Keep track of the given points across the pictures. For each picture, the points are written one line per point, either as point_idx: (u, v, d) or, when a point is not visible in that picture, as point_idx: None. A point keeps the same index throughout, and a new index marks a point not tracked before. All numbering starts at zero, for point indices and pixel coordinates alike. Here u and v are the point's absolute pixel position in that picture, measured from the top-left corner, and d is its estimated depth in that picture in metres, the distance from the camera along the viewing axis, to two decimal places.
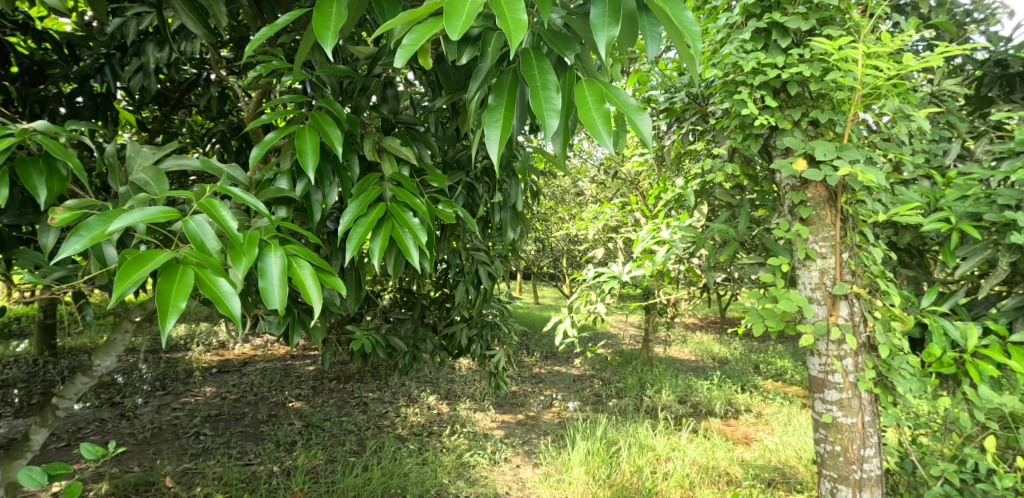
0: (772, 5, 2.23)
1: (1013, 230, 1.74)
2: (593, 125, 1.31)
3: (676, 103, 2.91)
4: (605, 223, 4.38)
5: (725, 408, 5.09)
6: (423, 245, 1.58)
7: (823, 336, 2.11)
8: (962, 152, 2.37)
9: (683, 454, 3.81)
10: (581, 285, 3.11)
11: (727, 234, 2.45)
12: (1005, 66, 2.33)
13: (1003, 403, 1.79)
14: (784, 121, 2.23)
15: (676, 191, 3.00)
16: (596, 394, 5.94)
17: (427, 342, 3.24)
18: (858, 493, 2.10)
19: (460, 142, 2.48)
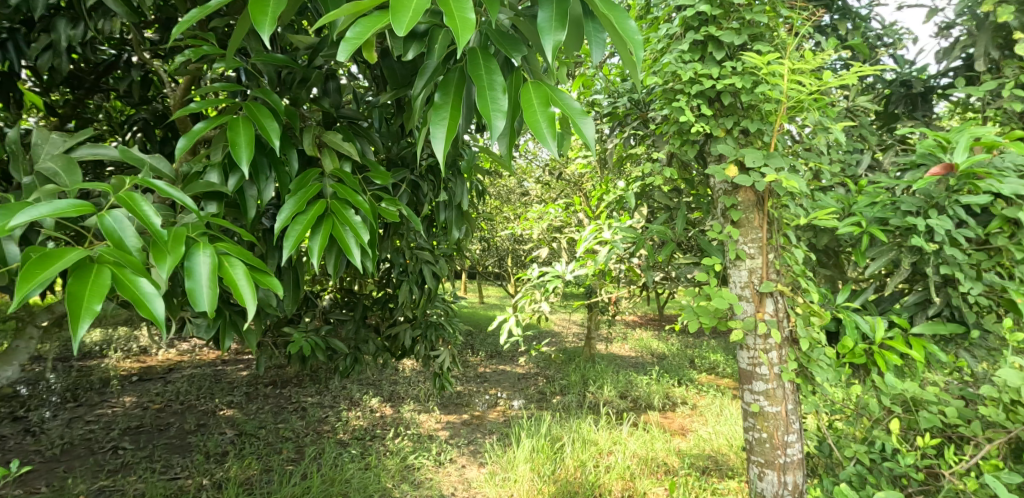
0: (709, 19, 2.37)
1: (915, 234, 1.92)
2: (538, 126, 1.37)
3: (619, 108, 3.04)
4: (549, 223, 4.50)
5: (663, 402, 5.33)
6: (365, 244, 1.59)
7: (751, 331, 2.28)
8: (872, 163, 2.61)
9: (623, 447, 3.98)
10: (526, 285, 3.21)
11: (665, 236, 2.59)
12: (909, 86, 2.60)
13: (904, 390, 1.97)
14: (718, 129, 2.39)
15: (618, 193, 3.13)
16: (540, 392, 6.07)
17: (369, 343, 3.24)
18: (783, 475, 2.27)
19: (404, 139, 2.50)
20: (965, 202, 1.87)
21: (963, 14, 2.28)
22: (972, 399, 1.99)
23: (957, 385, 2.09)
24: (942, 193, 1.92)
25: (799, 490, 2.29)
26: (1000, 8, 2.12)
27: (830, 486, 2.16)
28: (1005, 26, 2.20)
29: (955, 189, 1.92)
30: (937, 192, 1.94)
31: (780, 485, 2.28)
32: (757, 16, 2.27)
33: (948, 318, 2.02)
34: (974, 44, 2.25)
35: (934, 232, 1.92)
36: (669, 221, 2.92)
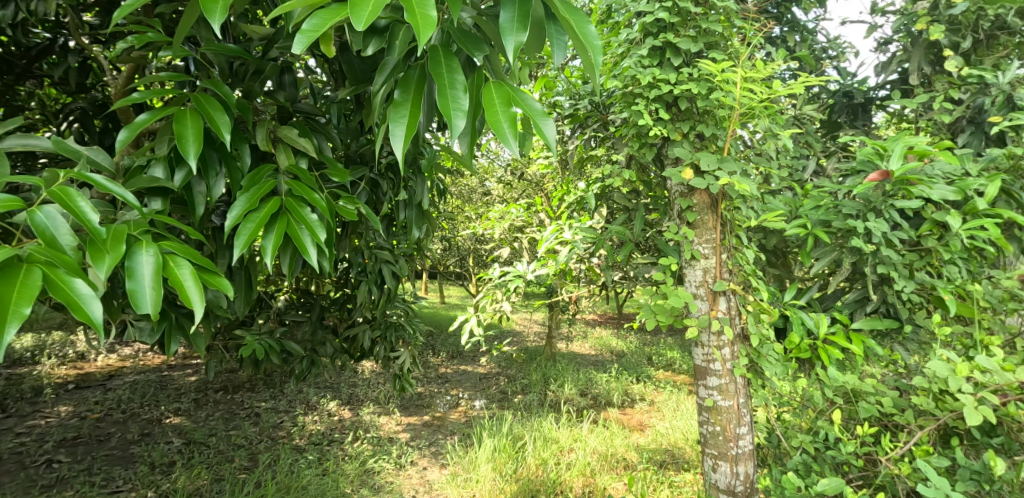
0: (667, 26, 2.47)
1: (855, 237, 2.04)
2: (499, 127, 1.41)
3: (580, 110, 3.11)
4: (511, 223, 4.55)
5: (622, 399, 5.46)
6: (321, 243, 1.59)
7: (706, 329, 2.39)
8: (817, 168, 2.76)
9: (584, 444, 4.06)
10: (487, 285, 3.24)
11: (624, 236, 2.68)
12: (851, 97, 2.77)
13: (845, 382, 2.08)
14: (675, 133, 2.49)
15: (578, 194, 3.20)
16: (502, 391, 6.12)
17: (326, 345, 3.21)
18: (735, 466, 2.38)
19: (364, 136, 2.48)
20: (900, 206, 1.99)
21: (899, 31, 2.44)
22: (906, 389, 2.11)
23: (893, 377, 2.21)
24: (879, 198, 2.04)
25: (750, 480, 2.41)
26: (932, 26, 2.27)
27: (779, 476, 2.25)
28: (936, 43, 2.36)
29: (891, 194, 2.04)
30: (875, 197, 2.05)
31: (733, 476, 2.38)
32: (712, 25, 2.38)
33: (883, 314, 2.16)
34: (908, 59, 2.40)
35: (872, 234, 2.04)
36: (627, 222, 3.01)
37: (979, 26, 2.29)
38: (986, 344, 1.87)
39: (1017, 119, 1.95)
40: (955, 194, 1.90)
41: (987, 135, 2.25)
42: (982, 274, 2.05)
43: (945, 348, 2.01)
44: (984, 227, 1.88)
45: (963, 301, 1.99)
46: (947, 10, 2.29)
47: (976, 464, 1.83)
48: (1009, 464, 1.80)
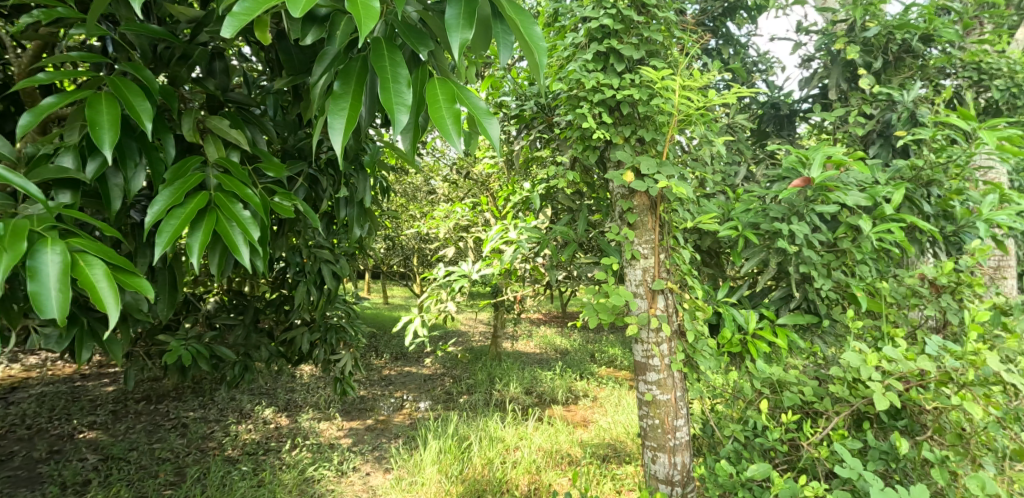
0: (611, 33, 2.55)
1: (780, 238, 2.19)
2: (443, 123, 1.43)
3: (526, 111, 3.09)
4: (455, 223, 4.57)
5: (567, 396, 5.58)
6: (255, 241, 1.52)
7: (646, 326, 2.49)
8: (747, 174, 2.93)
9: (529, 442, 4.14)
10: (431, 285, 3.26)
11: (567, 236, 2.78)
12: (778, 108, 2.97)
13: (771, 374, 2.22)
14: (617, 136, 2.59)
15: (524, 194, 3.26)
16: (447, 392, 6.13)
17: (260, 349, 3.15)
18: (673, 457, 2.51)
19: (302, 130, 2.41)
20: (819, 210, 2.16)
21: (821, 50, 2.64)
22: (825, 379, 2.28)
23: (813, 367, 2.37)
24: (802, 203, 2.19)
25: (687, 469, 2.54)
26: (849, 46, 2.47)
27: (713, 464, 2.37)
28: (852, 62, 2.56)
29: (812, 199, 2.20)
30: (798, 202, 2.20)
31: (671, 466, 2.51)
32: (654, 34, 2.49)
33: (804, 310, 2.32)
34: (828, 76, 2.61)
35: (795, 235, 2.19)
36: (571, 223, 3.09)
37: (888, 48, 2.51)
38: (892, 336, 2.05)
39: (919, 134, 2.15)
40: (866, 201, 2.08)
41: (893, 147, 2.46)
42: (889, 272, 2.24)
43: (857, 340, 2.18)
44: (890, 230, 2.07)
45: (873, 298, 2.18)
46: (861, 32, 2.49)
47: (884, 444, 2.01)
48: (912, 444, 1.99)
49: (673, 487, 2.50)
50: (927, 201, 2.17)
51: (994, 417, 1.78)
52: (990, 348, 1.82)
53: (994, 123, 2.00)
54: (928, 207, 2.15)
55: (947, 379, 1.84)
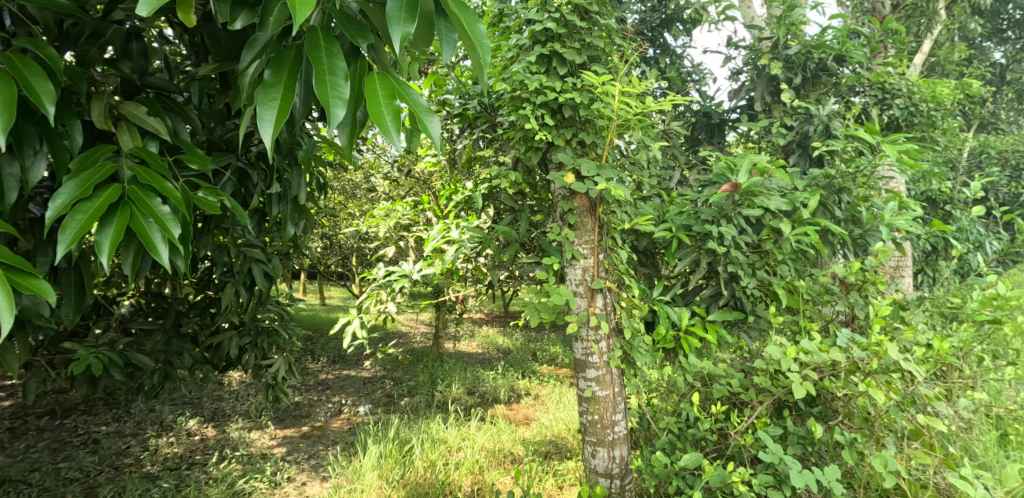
0: (554, 36, 2.61)
1: (710, 239, 2.32)
2: (382, 119, 1.43)
3: (469, 110, 3.20)
4: (396, 222, 4.49)
5: (509, 394, 5.64)
6: (174, 239, 1.43)
7: (585, 324, 2.60)
8: (681, 179, 3.07)
9: (472, 442, 4.16)
10: (371, 285, 3.25)
11: (509, 236, 2.85)
12: (709, 117, 3.15)
13: (703, 367, 2.35)
14: (559, 138, 2.65)
15: (466, 194, 3.29)
16: (387, 395, 6.08)
17: (184, 355, 2.98)
18: (611, 450, 2.62)
19: (231, 121, 2.27)
20: (746, 213, 2.30)
21: (748, 65, 2.82)
22: (750, 371, 2.43)
23: (740, 360, 2.53)
24: (731, 207, 2.33)
25: (625, 462, 2.65)
26: (772, 62, 2.66)
27: (649, 456, 2.48)
28: (775, 76, 2.75)
29: (739, 203, 2.34)
30: (727, 206, 2.34)
31: (610, 459, 2.61)
32: (595, 40, 2.59)
33: (732, 307, 2.47)
34: (754, 89, 2.79)
35: (724, 237, 2.33)
36: (513, 223, 3.14)
37: (807, 66, 2.72)
38: (808, 330, 2.23)
39: (833, 146, 2.35)
40: (787, 206, 2.24)
41: (810, 157, 2.68)
42: (806, 271, 2.43)
43: (778, 334, 2.35)
44: (807, 233, 2.24)
45: (792, 295, 2.35)
46: (783, 50, 2.69)
47: (802, 430, 2.18)
48: (825, 428, 2.16)
49: (613, 480, 2.61)
50: (838, 206, 2.36)
51: (894, 401, 1.97)
52: (891, 340, 2.02)
53: (895, 138, 2.21)
54: (839, 212, 2.35)
55: (855, 368, 2.02)
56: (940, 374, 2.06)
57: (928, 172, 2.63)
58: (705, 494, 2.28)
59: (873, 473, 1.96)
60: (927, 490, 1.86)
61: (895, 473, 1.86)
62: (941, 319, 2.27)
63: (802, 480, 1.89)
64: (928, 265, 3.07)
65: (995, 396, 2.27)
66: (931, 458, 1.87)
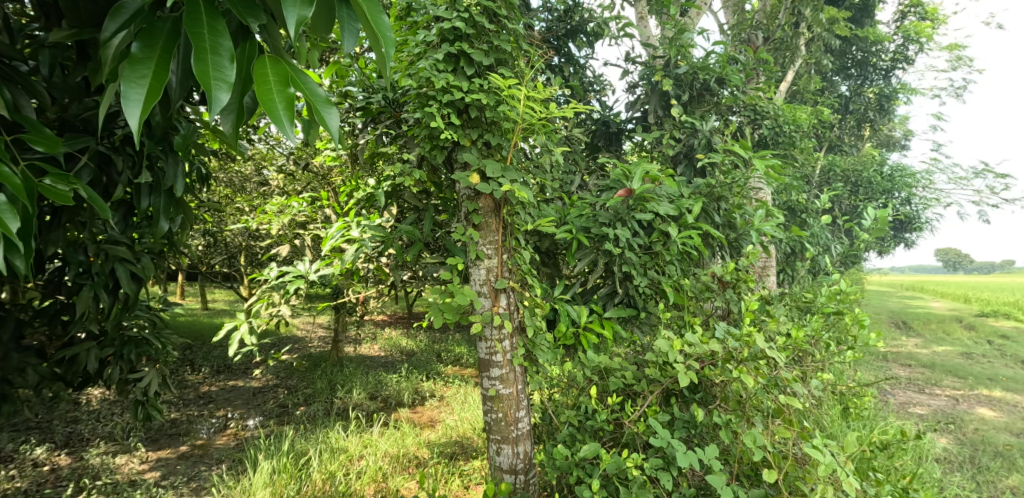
0: (463, 36, 2.55)
1: (606, 240, 2.48)
2: (274, 108, 1.37)
3: (372, 104, 2.85)
4: (292, 217, 3.63)
5: (412, 397, 5.55)
6: (9, 236, 1.32)
7: (489, 324, 2.59)
8: (581, 184, 3.16)
9: (374, 448, 3.57)
10: (261, 287, 2.94)
11: (413, 236, 2.70)
12: (607, 126, 3.37)
13: (599, 362, 2.52)
14: (464, 139, 2.58)
15: (368, 191, 3.04)
16: (280, 406, 5.65)
17: (28, 373, 2.30)
18: (515, 446, 2.62)
19: (89, 98, 1.97)
20: (638, 217, 2.49)
21: (643, 79, 3.04)
22: (642, 363, 2.63)
23: (634, 353, 2.70)
24: (625, 211, 2.51)
25: (529, 457, 2.66)
26: (664, 79, 2.89)
27: (551, 449, 2.56)
28: (666, 93, 2.99)
29: (633, 208, 2.53)
30: (621, 210, 2.52)
31: (514, 456, 2.61)
32: (502, 43, 2.55)
33: (626, 304, 2.65)
34: (648, 102, 3.01)
35: (618, 238, 2.51)
36: (416, 223, 2.98)
37: (694, 85, 2.99)
38: (692, 324, 2.47)
39: (712, 157, 2.64)
40: (674, 211, 2.46)
41: (695, 168, 2.97)
42: (690, 271, 2.68)
43: (666, 328, 2.56)
44: (691, 236, 2.49)
45: (678, 292, 2.58)
46: (674, 69, 2.93)
47: (686, 415, 2.41)
48: (706, 412, 2.41)
49: (517, 475, 2.61)
50: (717, 212, 2.63)
51: (761, 384, 2.26)
52: (759, 330, 2.32)
53: (764, 153, 2.52)
54: (718, 217, 2.61)
55: (730, 357, 2.30)
56: (797, 358, 2.37)
57: (788, 184, 3.01)
58: (602, 481, 2.42)
59: (744, 449, 2.22)
60: (787, 460, 2.15)
61: (762, 447, 2.14)
62: (798, 311, 2.61)
63: (686, 460, 2.12)
64: (790, 264, 3.44)
65: (839, 376, 2.65)
66: (790, 432, 2.17)
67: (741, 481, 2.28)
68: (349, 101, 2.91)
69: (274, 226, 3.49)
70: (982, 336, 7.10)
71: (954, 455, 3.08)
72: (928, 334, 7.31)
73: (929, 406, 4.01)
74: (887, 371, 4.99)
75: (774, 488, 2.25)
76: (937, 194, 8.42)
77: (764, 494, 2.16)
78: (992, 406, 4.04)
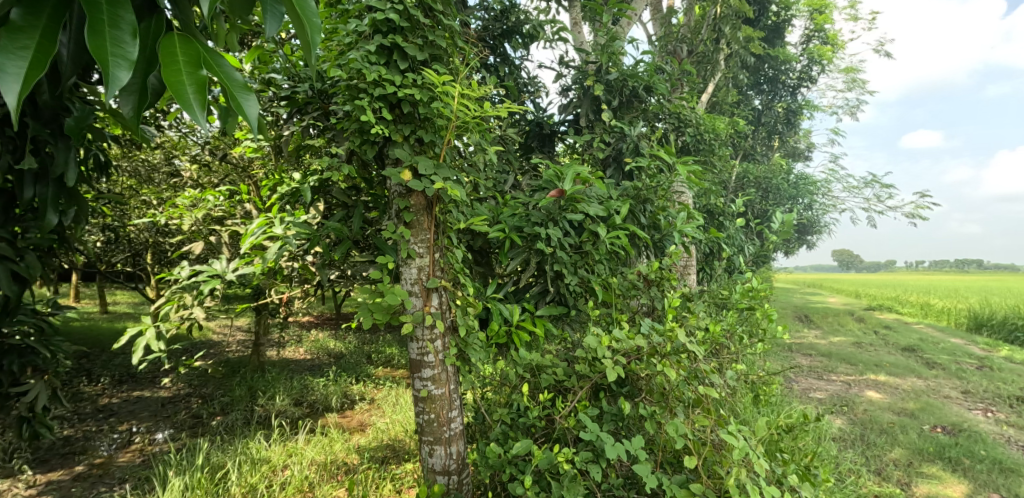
0: (396, 29, 2.46)
1: (539, 239, 2.53)
2: (184, 94, 1.42)
3: (298, 93, 2.60)
4: (206, 212, 3.36)
5: (344, 403, 4.46)
6: None
7: (420, 324, 2.51)
8: (515, 183, 3.14)
9: (300, 456, 2.98)
10: (170, 286, 2.50)
11: (341, 233, 2.49)
12: (540, 127, 3.36)
13: (532, 359, 2.54)
14: (396, 134, 2.48)
15: (293, 185, 2.79)
16: (193, 413, 4.66)
17: None
18: (449, 447, 2.55)
19: None
20: (569, 217, 2.57)
21: (576, 83, 3.12)
22: (572, 360, 2.68)
23: (564, 350, 2.76)
24: (557, 211, 2.57)
25: (462, 457, 2.61)
26: (596, 84, 3.00)
27: (484, 448, 2.55)
28: (597, 97, 3.09)
29: (564, 208, 2.59)
30: (553, 210, 2.58)
31: (447, 457, 2.54)
32: (438, 39, 2.47)
33: (557, 302, 2.71)
34: (580, 106, 3.09)
35: (550, 238, 2.56)
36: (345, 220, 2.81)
37: (623, 91, 3.11)
38: (619, 320, 2.58)
39: (640, 162, 2.77)
40: (603, 211, 2.56)
41: (623, 172, 3.10)
42: (618, 269, 2.80)
43: (595, 325, 2.65)
44: (618, 236, 2.60)
45: (606, 290, 2.68)
46: (605, 75, 3.04)
47: (614, 408, 2.53)
48: (632, 405, 2.53)
49: (450, 477, 2.54)
50: (643, 214, 2.76)
51: (682, 376, 2.41)
52: (680, 325, 2.47)
53: (686, 159, 2.69)
54: (644, 219, 2.74)
55: (654, 351, 2.43)
56: (714, 351, 2.54)
57: (707, 189, 3.20)
58: (534, 477, 2.46)
59: (668, 438, 2.36)
60: (705, 446, 2.30)
61: (684, 436, 2.28)
62: (715, 306, 2.80)
63: (615, 452, 2.22)
64: (710, 263, 3.61)
65: (751, 366, 2.86)
66: (709, 420, 2.33)
67: (664, 468, 2.42)
68: (274, 89, 2.65)
69: (186, 221, 3.24)
70: (870, 327, 7.86)
71: (847, 434, 3.41)
72: (826, 325, 7.99)
73: (826, 391, 4.40)
74: (791, 360, 5.41)
75: (694, 473, 2.39)
76: (833, 201, 9.18)
77: (685, 479, 2.30)
78: (878, 389, 4.49)
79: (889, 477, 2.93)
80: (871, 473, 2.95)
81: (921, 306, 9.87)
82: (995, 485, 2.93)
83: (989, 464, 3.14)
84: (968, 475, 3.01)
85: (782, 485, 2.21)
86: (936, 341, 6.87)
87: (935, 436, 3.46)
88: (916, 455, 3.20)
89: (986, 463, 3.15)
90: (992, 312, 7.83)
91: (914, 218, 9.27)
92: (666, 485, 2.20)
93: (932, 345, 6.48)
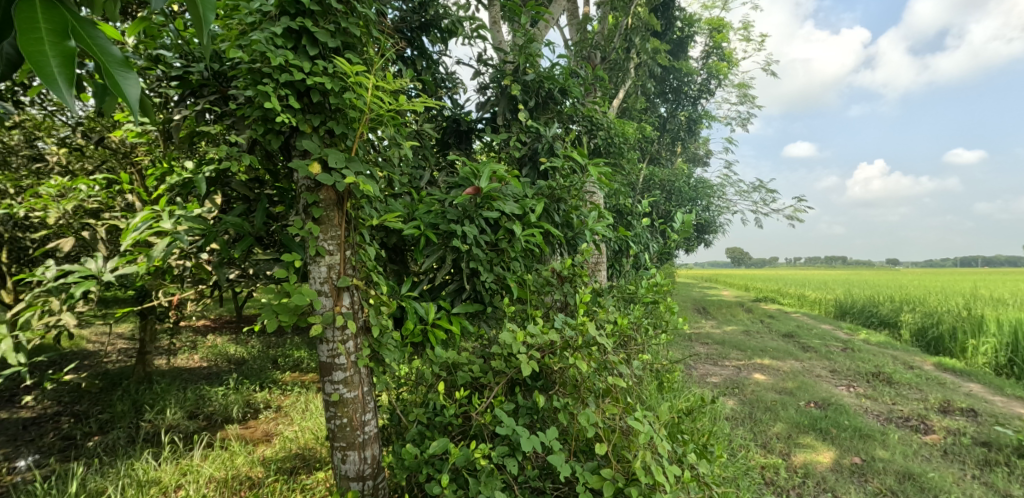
0: (306, 13, 2.31)
1: (455, 237, 2.52)
2: (47, 68, 1.33)
3: (192, 74, 2.37)
4: (77, 203, 2.95)
5: (243, 411, 3.86)
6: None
7: (330, 325, 2.37)
8: (431, 179, 3.08)
9: (197, 474, 2.71)
10: (33, 290, 2.18)
11: (241, 229, 2.29)
12: (457, 123, 3.33)
13: (448, 357, 2.52)
14: (304, 124, 2.30)
15: (185, 175, 2.55)
16: (67, 437, 3.60)
17: None
18: (362, 452, 2.45)
19: None
20: (485, 215, 2.57)
21: (493, 82, 3.16)
22: (488, 357, 2.69)
23: (480, 347, 2.76)
24: (473, 208, 2.57)
25: (377, 460, 2.52)
26: (513, 84, 3.06)
27: (399, 449, 2.51)
28: (514, 97, 3.16)
29: (480, 205, 2.59)
30: (470, 208, 2.57)
31: (361, 462, 2.45)
32: (351, 26, 2.34)
33: (473, 299, 2.72)
34: (497, 104, 3.14)
35: (466, 236, 2.56)
36: (246, 215, 2.61)
37: (539, 92, 3.20)
38: (534, 316, 2.65)
39: (553, 162, 2.85)
40: (519, 209, 2.59)
41: (538, 171, 3.17)
42: (533, 267, 2.87)
43: (510, 321, 2.69)
44: (533, 233, 2.67)
45: (521, 287, 2.76)
46: (522, 75, 3.12)
47: (529, 402, 2.60)
48: (546, 397, 2.61)
49: (365, 482, 2.45)
50: (557, 212, 2.87)
51: (593, 368, 2.51)
52: (590, 320, 2.58)
53: (597, 161, 2.82)
54: (557, 217, 2.85)
55: (567, 345, 2.51)
56: (621, 343, 2.71)
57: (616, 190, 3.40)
58: (451, 475, 2.45)
59: (581, 428, 2.45)
60: (614, 433, 2.41)
61: (595, 424, 2.37)
62: (622, 301, 2.97)
63: (532, 444, 2.26)
64: (618, 261, 3.80)
65: (655, 356, 3.08)
66: (617, 408, 2.45)
67: (577, 456, 2.52)
68: (162, 68, 2.39)
69: (52, 213, 2.84)
70: (756, 317, 8.75)
71: (739, 413, 3.81)
72: (720, 316, 8.78)
73: (720, 375, 4.86)
74: (691, 349, 5.92)
75: (603, 459, 2.50)
76: (720, 203, 10.02)
77: (597, 465, 2.40)
78: (763, 372, 5.03)
79: (773, 449, 3.34)
80: (758, 447, 3.35)
81: (797, 298, 11.19)
82: (856, 450, 3.40)
83: (852, 432, 3.63)
84: (835, 442, 3.48)
85: (682, 463, 2.39)
86: (810, 327, 7.80)
87: (810, 410, 3.95)
88: (794, 428, 3.64)
89: (850, 431, 3.64)
90: (854, 301, 9.13)
91: (791, 219, 10.49)
92: (579, 473, 2.29)
93: (806, 332, 7.35)
